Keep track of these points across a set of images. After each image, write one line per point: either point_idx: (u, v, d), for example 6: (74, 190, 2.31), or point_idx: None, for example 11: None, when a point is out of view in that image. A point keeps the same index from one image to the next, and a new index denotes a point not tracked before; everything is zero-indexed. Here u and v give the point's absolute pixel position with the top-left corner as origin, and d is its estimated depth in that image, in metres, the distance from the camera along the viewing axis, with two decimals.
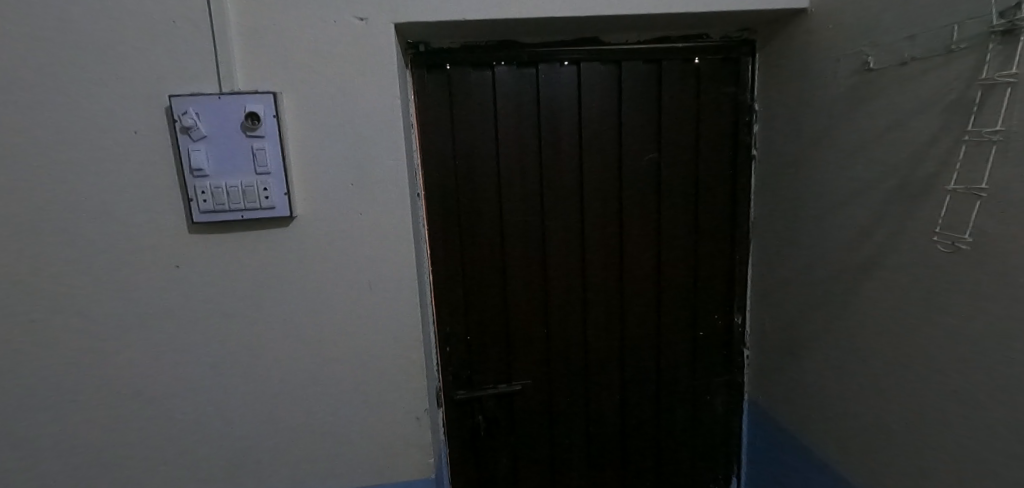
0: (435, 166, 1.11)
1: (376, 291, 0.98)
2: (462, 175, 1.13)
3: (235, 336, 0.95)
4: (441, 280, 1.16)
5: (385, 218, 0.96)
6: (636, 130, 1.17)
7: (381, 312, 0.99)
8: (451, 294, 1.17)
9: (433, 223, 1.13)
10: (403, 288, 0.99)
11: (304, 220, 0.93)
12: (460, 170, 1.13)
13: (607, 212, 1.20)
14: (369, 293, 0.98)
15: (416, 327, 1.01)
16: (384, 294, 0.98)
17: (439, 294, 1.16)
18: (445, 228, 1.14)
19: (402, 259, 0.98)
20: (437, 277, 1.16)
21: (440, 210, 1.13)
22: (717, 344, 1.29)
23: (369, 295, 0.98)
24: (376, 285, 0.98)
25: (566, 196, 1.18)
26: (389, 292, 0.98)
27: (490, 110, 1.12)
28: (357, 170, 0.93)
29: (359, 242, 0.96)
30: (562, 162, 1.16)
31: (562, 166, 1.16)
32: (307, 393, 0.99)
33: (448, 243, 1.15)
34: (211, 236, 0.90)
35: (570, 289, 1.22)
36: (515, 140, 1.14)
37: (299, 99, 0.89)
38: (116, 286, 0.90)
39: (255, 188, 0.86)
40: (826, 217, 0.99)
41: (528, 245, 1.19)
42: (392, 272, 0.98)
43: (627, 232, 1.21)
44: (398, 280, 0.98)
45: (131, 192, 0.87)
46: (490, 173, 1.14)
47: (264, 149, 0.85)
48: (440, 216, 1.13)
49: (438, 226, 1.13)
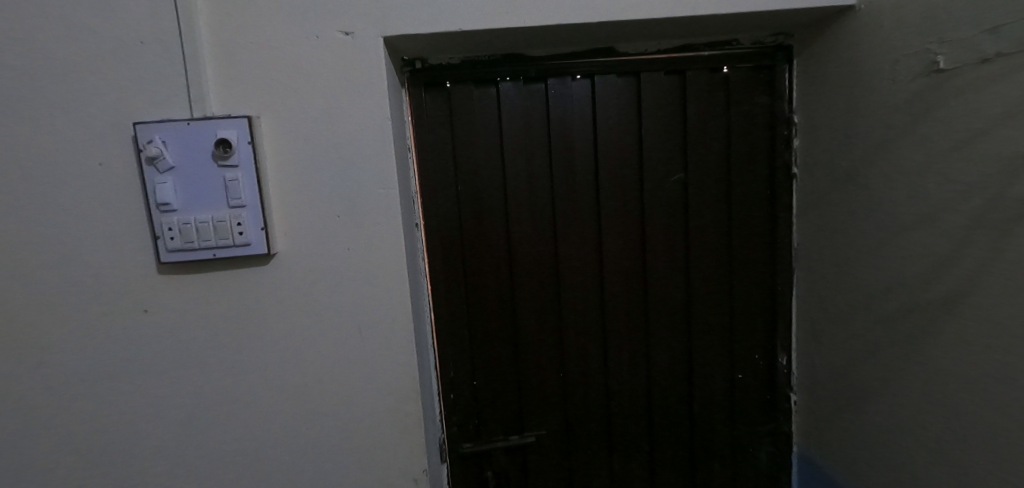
0: (434, 194, 1.00)
1: (367, 336, 0.86)
2: (465, 202, 1.02)
3: (210, 390, 0.83)
4: (444, 319, 1.04)
5: (376, 253, 0.85)
6: (659, 149, 1.05)
7: (373, 359, 0.87)
8: (455, 334, 1.05)
9: (433, 256, 1.02)
10: (397, 332, 0.87)
11: (285, 258, 0.83)
12: (463, 197, 1.02)
13: (628, 240, 1.07)
14: (358, 337, 0.86)
15: (411, 375, 0.89)
16: (375, 338, 0.87)
17: (441, 334, 1.04)
18: (446, 260, 1.02)
19: (396, 300, 0.86)
20: (438, 316, 1.04)
21: (441, 242, 1.02)
22: (759, 388, 1.13)
23: (358, 340, 0.86)
24: (366, 329, 0.86)
25: (581, 224, 1.05)
26: (381, 336, 0.87)
27: (495, 131, 1.01)
28: (344, 200, 0.83)
29: (346, 281, 0.85)
30: (577, 186, 1.04)
31: (576, 190, 1.04)
32: (290, 453, 0.86)
33: (450, 278, 1.03)
34: (183, 276, 0.80)
35: (588, 327, 1.08)
36: (523, 163, 1.03)
37: (279, 123, 0.80)
38: (74, 335, 0.79)
39: (228, 223, 0.76)
40: (890, 244, 0.84)
41: (540, 279, 1.06)
42: (385, 314, 0.86)
43: (652, 262, 1.08)
44: (391, 324, 0.87)
45: (93, 229, 0.77)
46: (495, 199, 1.03)
47: (237, 180, 0.76)
48: (441, 247, 1.02)
49: (438, 258, 1.02)
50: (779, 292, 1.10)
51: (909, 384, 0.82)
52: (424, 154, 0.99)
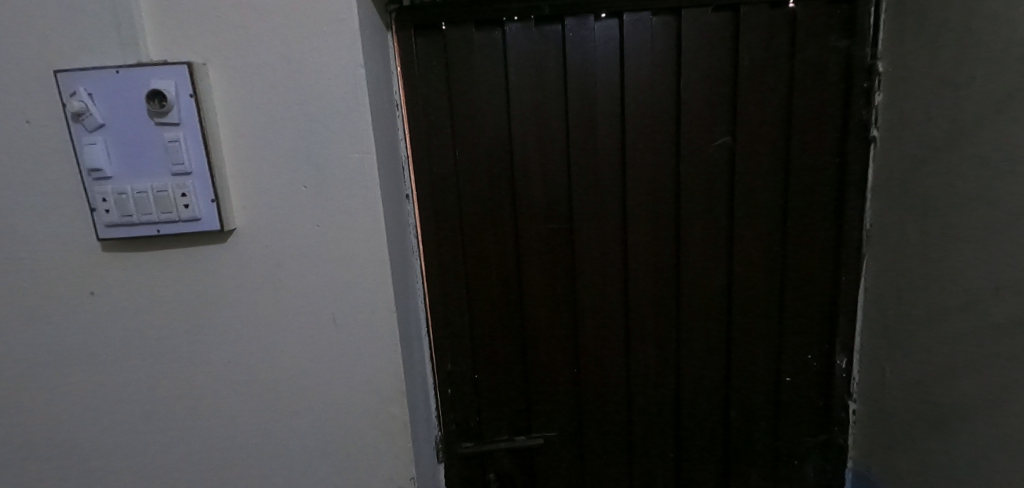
0: (428, 160, 0.86)
1: (342, 327, 0.74)
2: (464, 171, 0.87)
3: (172, 382, 0.74)
4: (440, 305, 0.91)
5: (350, 231, 0.71)
6: (701, 105, 0.85)
7: (350, 354, 0.75)
8: (453, 322, 0.92)
9: (428, 233, 0.88)
10: (377, 324, 0.74)
11: (245, 235, 0.70)
12: (462, 164, 0.87)
13: (659, 219, 0.90)
14: (333, 328, 0.74)
15: (396, 373, 0.76)
16: (353, 331, 0.74)
17: (438, 322, 0.91)
18: (442, 238, 0.88)
19: (375, 287, 0.73)
20: (434, 301, 0.91)
21: (436, 216, 0.88)
22: (810, 393, 0.96)
23: (332, 332, 0.74)
24: (342, 319, 0.74)
25: (603, 198, 0.89)
26: (360, 328, 0.74)
27: (500, 85, 0.84)
28: (311, 168, 0.69)
29: (316, 263, 0.72)
30: (598, 152, 0.87)
31: (597, 157, 0.87)
32: (261, 454, 0.77)
33: (447, 258, 0.90)
34: (131, 254, 0.69)
35: (608, 318, 0.93)
36: (534, 124, 0.86)
37: (229, 72, 0.66)
38: (17, 319, 0.70)
39: (171, 194, 0.64)
40: (1007, 230, 0.63)
41: (553, 262, 0.91)
42: (362, 303, 0.73)
43: (686, 244, 0.90)
44: (370, 314, 0.74)
45: (26, 199, 0.67)
46: (500, 168, 0.87)
47: (179, 142, 0.63)
48: (437, 223, 0.88)
49: (434, 236, 0.88)
50: (842, 282, 0.91)
51: (1015, 412, 0.64)
52: (416, 111, 0.84)
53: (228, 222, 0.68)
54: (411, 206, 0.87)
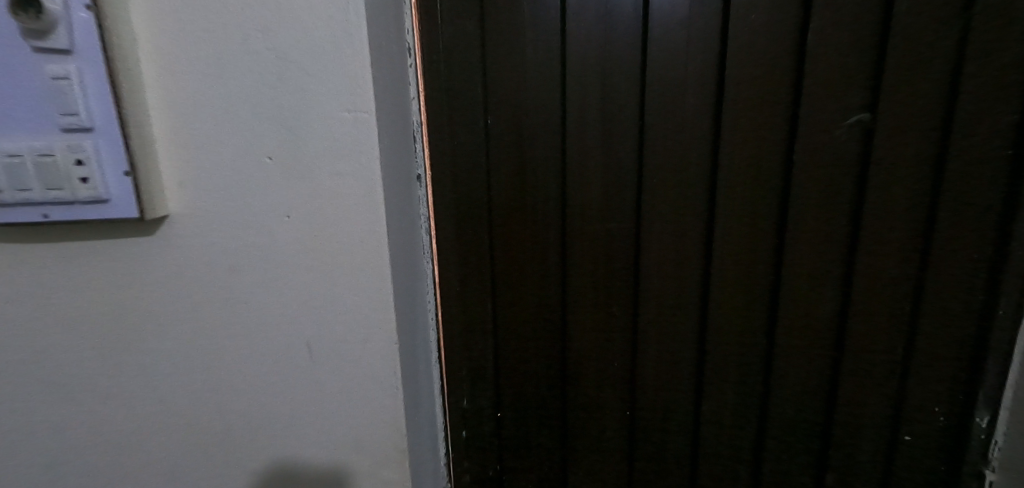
0: (450, 133, 0.65)
1: (321, 361, 0.52)
2: (496, 148, 0.65)
3: (83, 426, 0.53)
4: (457, 322, 0.71)
5: (336, 226, 0.49)
6: (833, 66, 0.60)
7: (331, 398, 0.53)
8: (473, 343, 0.71)
9: (445, 230, 0.68)
10: (370, 359, 0.52)
11: (182, 227, 0.48)
12: (495, 140, 0.65)
13: (756, 224, 0.66)
14: (308, 362, 0.52)
15: (391, 427, 0.54)
16: (335, 366, 0.52)
17: (453, 343, 0.71)
18: (465, 236, 0.68)
19: (368, 308, 0.51)
20: (451, 316, 0.71)
21: (456, 207, 0.67)
22: (940, 467, 0.70)
23: (308, 367, 0.52)
24: (320, 350, 0.52)
25: (681, 192, 0.65)
26: (345, 363, 0.52)
27: (554, 32, 0.62)
28: (279, 132, 0.46)
29: (284, 270, 0.50)
30: (682, 129, 0.63)
31: (679, 136, 0.64)
32: None
33: (471, 262, 0.69)
34: (14, 249, 0.48)
35: (675, 350, 0.71)
36: (597, 87, 0.63)
37: None
38: None
39: (62, 159, 0.42)
40: None
41: (607, 275, 0.68)
42: (350, 330, 0.52)
43: (790, 258, 0.67)
44: (359, 344, 0.52)
45: None
46: (545, 146, 0.65)
47: (73, 80, 0.41)
48: (457, 217, 0.67)
49: (454, 233, 0.68)
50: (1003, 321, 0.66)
51: None
52: (436, 68, 0.63)
53: (153, 208, 0.46)
54: (424, 193, 0.66)
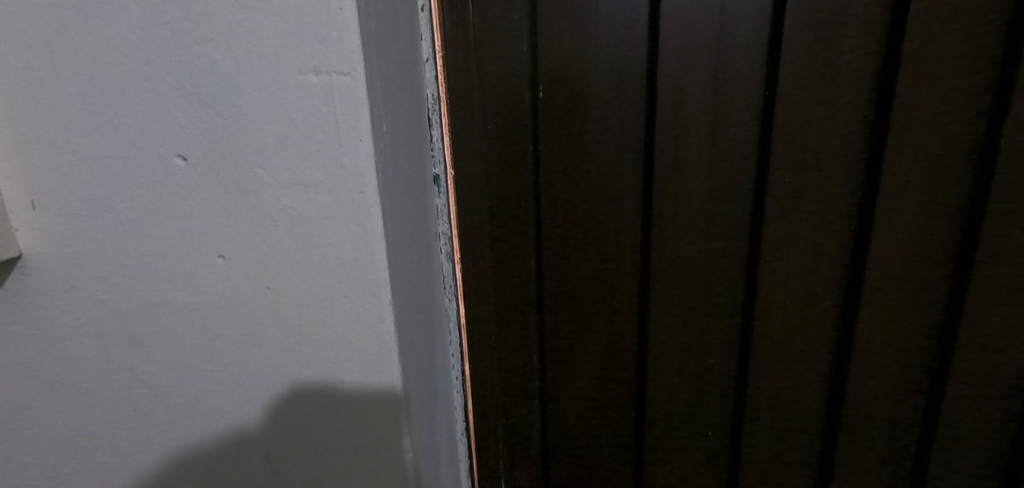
0: (482, 115, 0.44)
1: (293, 449, 0.34)
2: (549, 137, 0.45)
3: None
4: (493, 373, 0.52)
5: (309, 264, 0.30)
6: None
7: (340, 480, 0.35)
8: (512, 402, 0.53)
9: (476, 254, 0.48)
10: (367, 457, 0.35)
11: (49, 279, 0.29)
12: (548, 124, 0.44)
13: (930, 275, 0.39)
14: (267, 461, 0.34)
15: None
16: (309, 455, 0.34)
17: (483, 401, 0.53)
18: (504, 259, 0.48)
19: (357, 379, 0.33)
20: (484, 367, 0.52)
21: (487, 222, 0.47)
22: None
23: (290, 450, 0.34)
24: (285, 436, 0.34)
25: (825, 208, 0.41)
26: (333, 445, 0.34)
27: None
28: (191, 114, 0.27)
29: (229, 334, 0.32)
30: (829, 112, 0.39)
31: (831, 124, 0.39)
32: None
33: (509, 295, 0.49)
34: None
35: (791, 440, 0.47)
36: (705, 39, 0.40)
37: None
38: None
39: None
40: None
41: (702, 321, 0.47)
42: (338, 400, 0.33)
43: (1014, 336, 0.38)
44: (361, 403, 0.34)
45: None
46: (622, 131, 0.44)
47: None
48: (493, 235, 0.47)
49: (489, 259, 0.48)
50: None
51: None
52: (464, 15, 0.42)
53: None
54: (444, 201, 0.46)
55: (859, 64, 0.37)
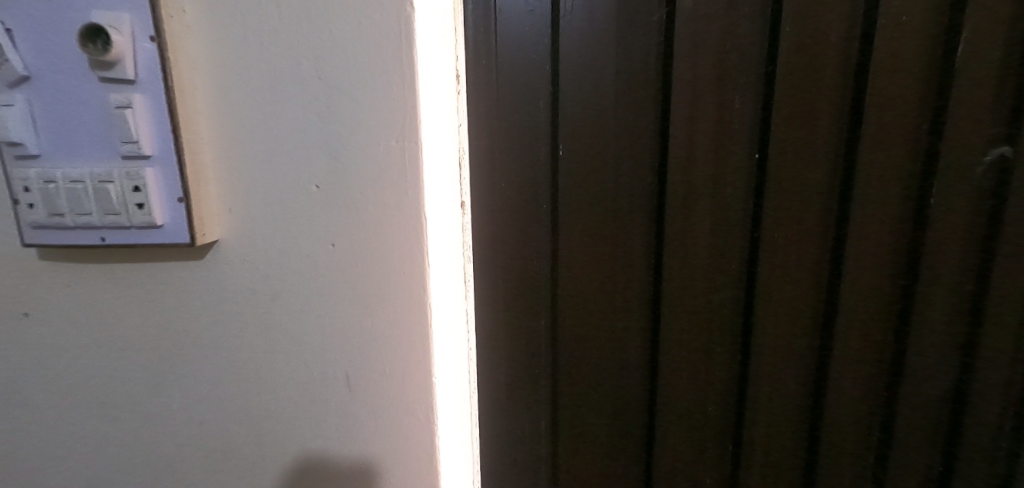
0: (508, 160, 0.53)
1: (346, 419, 0.52)
2: (571, 180, 0.53)
3: (126, 440, 0.54)
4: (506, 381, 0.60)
5: (383, 257, 0.47)
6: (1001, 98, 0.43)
7: (374, 442, 0.53)
8: (517, 411, 0.60)
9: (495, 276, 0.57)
10: (410, 391, 0.51)
11: (234, 251, 0.48)
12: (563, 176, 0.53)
13: (879, 298, 0.48)
14: (328, 432, 0.53)
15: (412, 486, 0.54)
16: (354, 431, 0.53)
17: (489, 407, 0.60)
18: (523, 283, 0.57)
19: (385, 370, 0.50)
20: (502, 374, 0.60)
21: (503, 249, 0.56)
22: None
23: (344, 418, 0.52)
24: (344, 406, 0.52)
25: (799, 243, 0.49)
26: (371, 416, 0.52)
27: (641, 35, 0.49)
28: (325, 157, 0.45)
29: (329, 298, 0.49)
30: (791, 169, 0.48)
31: (801, 176, 0.48)
32: None
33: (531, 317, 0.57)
34: (74, 267, 0.49)
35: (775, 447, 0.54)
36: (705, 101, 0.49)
37: (209, 11, 0.43)
38: None
39: (120, 186, 0.43)
40: None
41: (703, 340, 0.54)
42: (375, 383, 0.51)
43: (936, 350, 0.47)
44: (389, 388, 0.51)
45: None
46: (632, 177, 0.52)
47: (134, 110, 0.42)
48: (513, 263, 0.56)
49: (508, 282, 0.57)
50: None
51: None
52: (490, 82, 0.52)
53: (206, 233, 0.46)
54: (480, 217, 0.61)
55: (813, 134, 0.47)
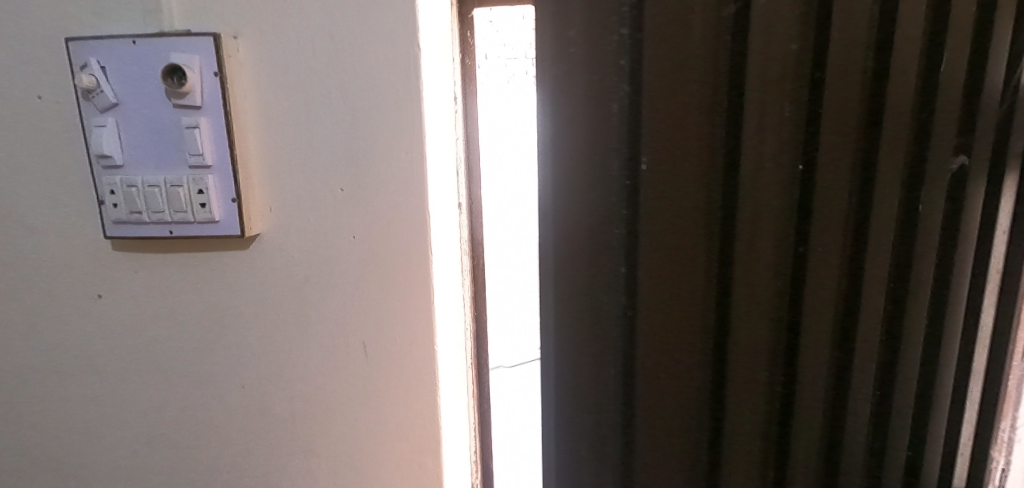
0: (589, 126, 0.31)
1: (364, 382, 0.62)
2: (674, 165, 0.31)
3: (179, 403, 0.64)
4: None
5: (395, 244, 0.58)
6: None
7: (388, 401, 0.63)
8: None
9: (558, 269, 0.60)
10: (419, 356, 0.61)
11: (271, 243, 0.59)
12: None
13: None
14: (350, 393, 0.63)
15: (422, 438, 0.64)
16: (372, 391, 0.63)
17: None
18: None
19: (397, 340, 0.61)
20: None
21: (566, 256, 0.34)
22: None
23: (362, 381, 0.62)
24: (363, 370, 0.62)
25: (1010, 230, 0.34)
26: (385, 378, 0.62)
27: None
28: (349, 164, 0.56)
29: (351, 280, 0.59)
30: None
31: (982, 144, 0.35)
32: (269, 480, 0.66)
33: None
34: (139, 257, 0.59)
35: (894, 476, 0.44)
36: None
37: (258, 50, 0.54)
38: (31, 315, 0.62)
39: (186, 189, 0.55)
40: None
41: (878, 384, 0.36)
42: (388, 350, 0.61)
43: None
44: (400, 354, 0.61)
45: (47, 188, 0.58)
46: None
47: (199, 129, 0.53)
48: None
49: None
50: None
51: None
52: None
53: (251, 226, 0.57)
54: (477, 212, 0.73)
55: None
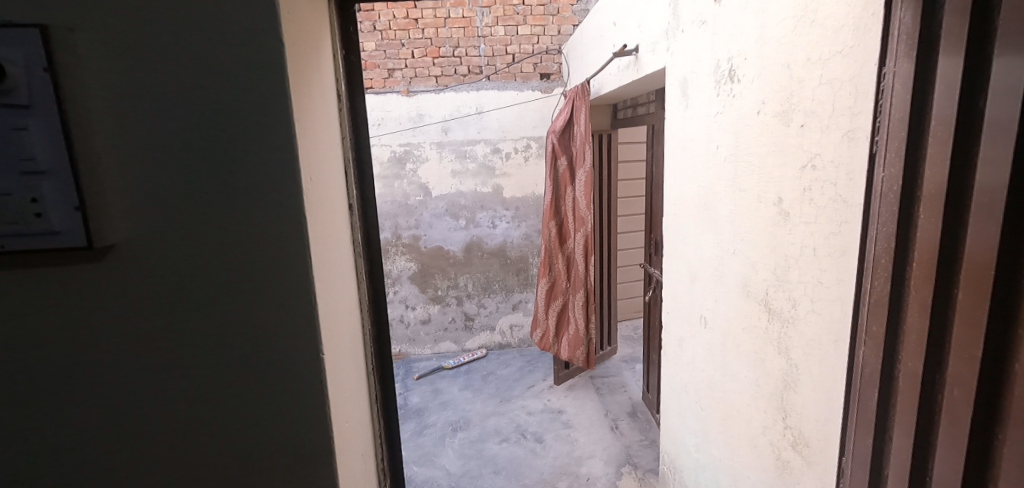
0: None
1: (246, 397, 0.59)
2: None
3: (34, 436, 0.57)
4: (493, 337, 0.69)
5: (269, 249, 0.55)
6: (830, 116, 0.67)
7: (274, 416, 0.60)
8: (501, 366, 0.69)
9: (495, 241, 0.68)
10: (304, 367, 0.59)
11: (125, 254, 0.54)
12: None
13: None
14: (232, 408, 0.59)
15: (316, 451, 0.61)
16: (257, 406, 0.59)
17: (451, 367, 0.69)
18: None
19: (279, 351, 0.58)
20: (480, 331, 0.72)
21: None
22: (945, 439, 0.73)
23: (243, 396, 0.59)
24: (244, 385, 0.59)
25: None
26: (267, 393, 0.59)
27: None
28: (210, 167, 0.53)
29: (223, 290, 0.56)
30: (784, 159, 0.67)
31: None
32: None
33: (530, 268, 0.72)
34: None
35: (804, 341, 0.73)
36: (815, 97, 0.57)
37: (99, 44, 0.50)
38: None
39: (18, 197, 0.49)
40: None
41: None
42: (268, 364, 0.58)
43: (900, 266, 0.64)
44: (283, 367, 0.58)
45: None
46: None
47: (30, 131, 0.49)
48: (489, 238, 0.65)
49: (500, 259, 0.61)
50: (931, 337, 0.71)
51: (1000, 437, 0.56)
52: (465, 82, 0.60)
53: (99, 238, 0.52)
54: (370, 210, 0.74)
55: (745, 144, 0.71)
